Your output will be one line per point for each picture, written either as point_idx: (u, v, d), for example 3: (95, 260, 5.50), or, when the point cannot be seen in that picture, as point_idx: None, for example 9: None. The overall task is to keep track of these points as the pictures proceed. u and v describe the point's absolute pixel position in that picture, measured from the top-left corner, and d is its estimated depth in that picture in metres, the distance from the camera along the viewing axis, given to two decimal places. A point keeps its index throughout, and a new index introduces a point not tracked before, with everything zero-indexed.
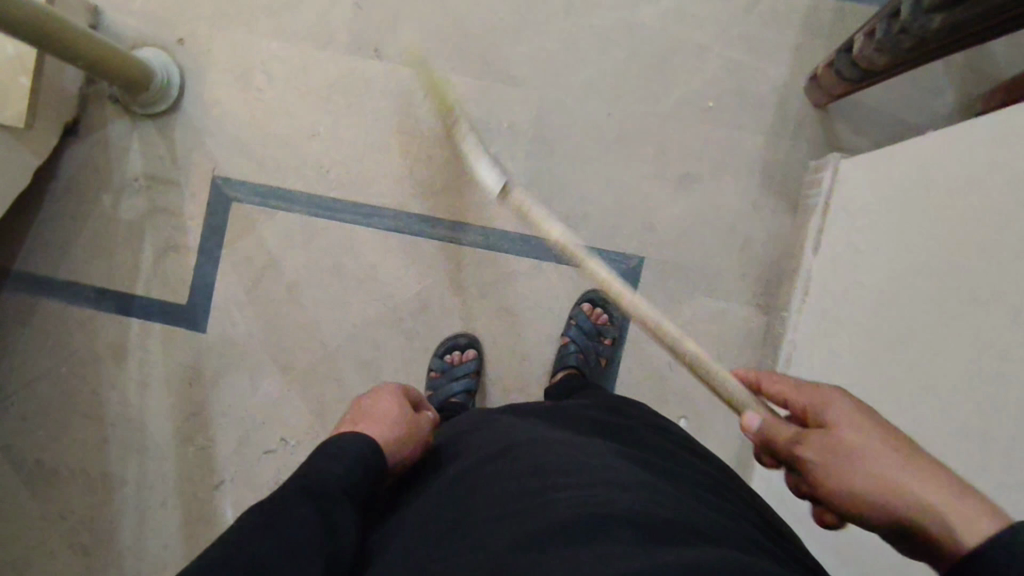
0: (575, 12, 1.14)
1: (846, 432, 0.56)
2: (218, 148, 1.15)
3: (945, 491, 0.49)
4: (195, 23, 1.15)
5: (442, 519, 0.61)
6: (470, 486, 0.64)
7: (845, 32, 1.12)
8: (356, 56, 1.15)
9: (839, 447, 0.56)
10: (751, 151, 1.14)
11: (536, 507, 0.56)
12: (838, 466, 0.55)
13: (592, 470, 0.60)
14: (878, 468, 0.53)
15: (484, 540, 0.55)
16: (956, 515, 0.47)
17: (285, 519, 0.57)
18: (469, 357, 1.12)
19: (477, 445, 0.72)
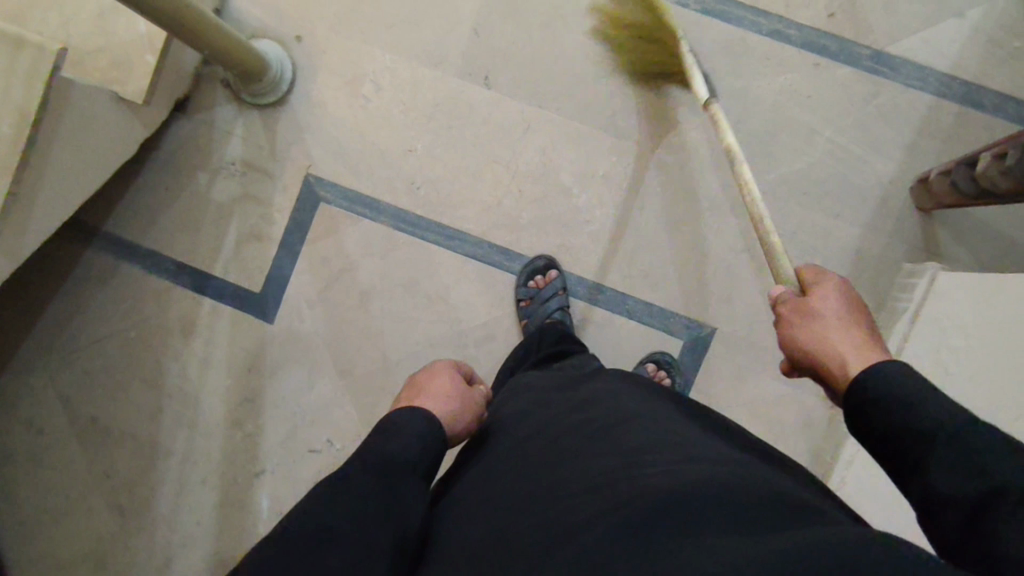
0: (689, 72, 1.14)
1: (822, 298, 0.66)
2: (316, 147, 1.17)
3: (865, 347, 0.60)
4: (314, 22, 1.17)
5: (521, 484, 0.59)
6: (546, 454, 0.61)
7: (963, 139, 1.10)
8: (465, 80, 1.16)
9: (813, 309, 0.66)
10: (842, 241, 1.12)
11: (625, 477, 0.53)
12: (803, 319, 0.66)
13: (684, 455, 0.56)
14: (831, 324, 0.63)
15: (566, 502, 0.53)
16: (856, 359, 0.59)
17: (347, 494, 0.56)
18: (552, 278, 1.12)
19: (557, 415, 0.68)
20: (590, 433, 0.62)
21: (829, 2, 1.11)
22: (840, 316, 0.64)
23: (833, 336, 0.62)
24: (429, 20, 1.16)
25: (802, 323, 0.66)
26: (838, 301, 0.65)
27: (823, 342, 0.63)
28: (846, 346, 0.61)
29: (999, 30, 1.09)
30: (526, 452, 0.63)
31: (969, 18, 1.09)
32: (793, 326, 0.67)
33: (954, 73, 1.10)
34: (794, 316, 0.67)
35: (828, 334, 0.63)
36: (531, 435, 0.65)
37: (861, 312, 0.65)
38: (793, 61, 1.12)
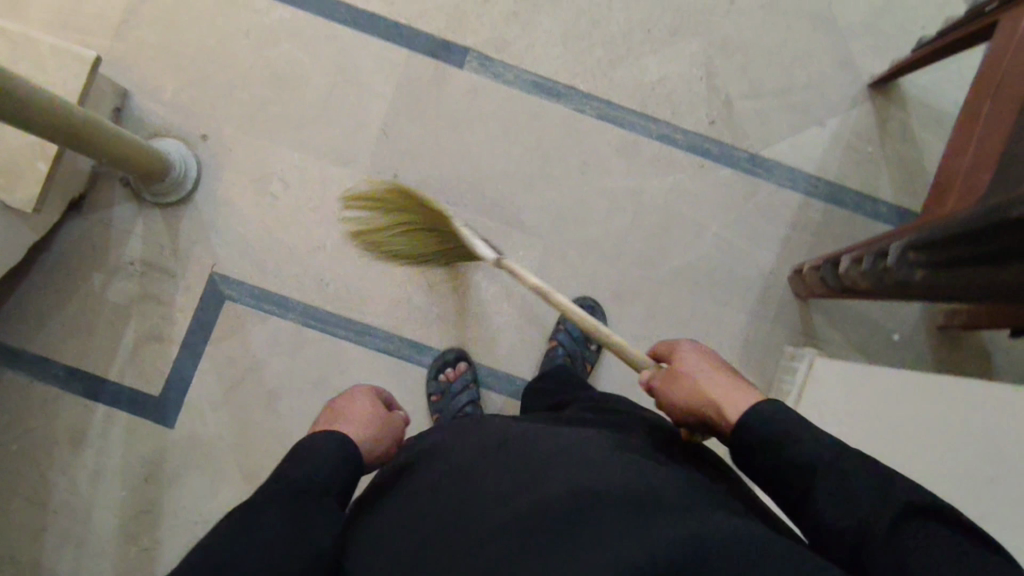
0: (588, 172, 1.21)
1: (678, 366, 0.74)
2: (221, 245, 1.15)
3: (735, 395, 0.66)
4: (221, 122, 1.17)
5: (444, 482, 0.65)
6: (464, 465, 0.66)
7: (830, 232, 1.22)
8: (375, 179, 1.19)
9: (673, 368, 0.74)
10: (733, 328, 1.21)
11: (525, 491, 0.59)
12: (670, 384, 0.73)
13: (582, 460, 0.62)
14: (693, 376, 0.71)
15: (479, 514, 0.59)
16: (732, 414, 0.65)
17: (259, 519, 0.59)
18: (462, 371, 1.14)
19: (469, 431, 0.71)
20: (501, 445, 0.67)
21: (709, 110, 1.22)
22: (696, 370, 0.72)
23: (697, 385, 0.70)
24: (337, 120, 1.18)
25: (672, 394, 0.73)
26: (690, 361, 0.73)
27: (703, 405, 0.68)
28: (713, 390, 0.68)
29: (854, 137, 1.23)
30: (444, 467, 0.66)
31: (829, 126, 1.23)
32: (671, 402, 0.73)
33: (818, 174, 1.23)
34: (664, 392, 0.74)
35: (694, 390, 0.70)
36: (450, 451, 0.69)
37: (711, 358, 0.73)
38: (681, 163, 1.22)
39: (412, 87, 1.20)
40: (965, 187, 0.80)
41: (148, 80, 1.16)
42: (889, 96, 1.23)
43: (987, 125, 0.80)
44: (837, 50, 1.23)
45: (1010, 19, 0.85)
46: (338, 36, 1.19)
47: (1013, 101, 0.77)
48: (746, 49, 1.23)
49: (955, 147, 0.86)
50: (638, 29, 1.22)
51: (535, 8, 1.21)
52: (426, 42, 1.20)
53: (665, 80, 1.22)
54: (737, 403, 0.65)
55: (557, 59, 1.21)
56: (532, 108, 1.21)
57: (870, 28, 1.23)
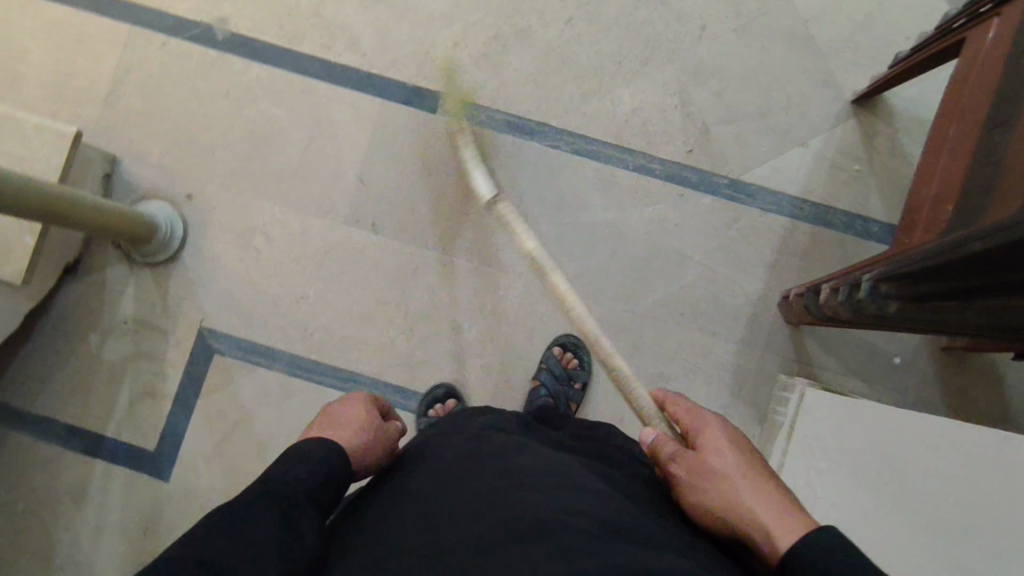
0: (566, 208, 1.21)
1: (712, 456, 0.71)
2: (208, 300, 1.19)
3: (780, 511, 0.63)
4: (204, 181, 1.21)
5: (422, 497, 0.67)
6: (440, 485, 0.68)
7: (820, 254, 1.18)
8: (353, 227, 1.20)
9: (715, 474, 0.69)
10: (723, 359, 1.18)
11: (507, 501, 0.61)
12: (700, 472, 0.70)
13: (561, 482, 0.64)
14: (739, 492, 0.66)
15: (461, 521, 0.60)
16: (777, 529, 0.61)
17: (243, 521, 0.58)
18: (451, 405, 1.14)
19: (448, 452, 0.74)
20: (483, 463, 0.69)
21: (685, 138, 1.21)
22: (736, 470, 0.69)
23: (744, 502, 0.65)
24: (316, 172, 1.21)
25: (701, 483, 0.69)
26: (728, 456, 0.71)
27: (741, 510, 0.65)
28: (763, 512, 0.64)
29: (839, 155, 1.19)
30: (425, 485, 0.69)
31: (812, 146, 1.20)
32: (698, 491, 0.69)
33: (804, 197, 1.19)
34: (693, 478, 0.70)
35: (730, 489, 0.67)
36: (431, 473, 0.71)
37: (749, 460, 0.71)
38: (660, 193, 1.20)
39: (387, 134, 1.21)
40: (929, 219, 0.77)
41: (135, 145, 1.21)
42: (874, 111, 1.19)
43: (952, 152, 0.77)
44: (815, 68, 1.20)
45: (976, 38, 0.82)
46: (312, 90, 1.22)
47: (974, 128, 0.74)
48: (721, 73, 1.21)
49: (923, 173, 0.83)
50: (609, 62, 1.22)
51: (504, 48, 1.22)
52: (398, 90, 1.22)
53: (639, 111, 1.21)
54: (791, 532, 0.60)
55: (529, 97, 1.22)
56: (506, 148, 1.21)
57: (848, 44, 1.20)
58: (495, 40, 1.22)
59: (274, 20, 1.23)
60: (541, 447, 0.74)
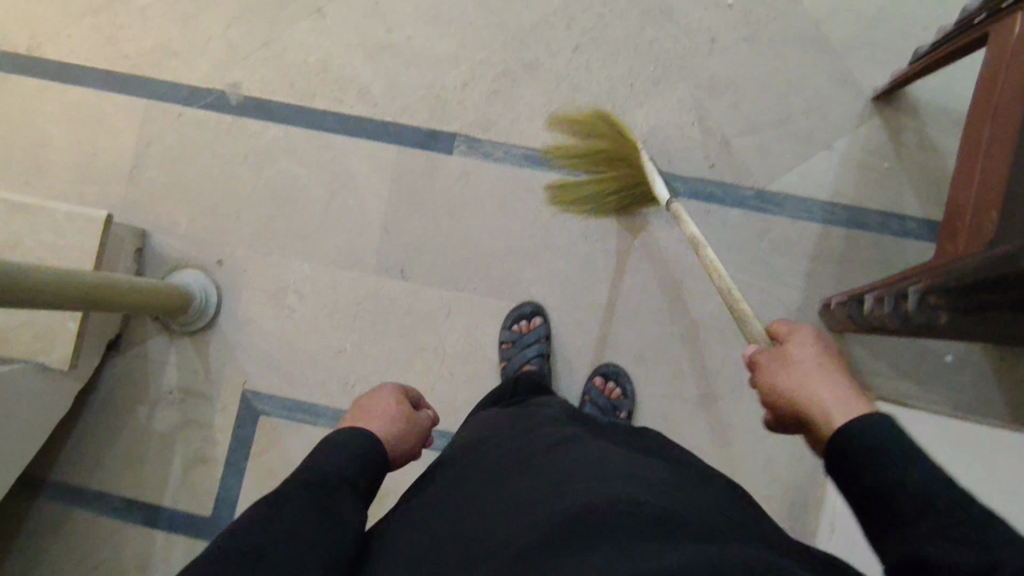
0: (592, 235, 1.20)
1: (796, 350, 0.69)
2: (248, 362, 1.20)
3: (845, 397, 0.62)
4: (233, 245, 1.22)
5: (472, 500, 0.67)
6: (488, 492, 0.67)
7: (856, 256, 1.16)
8: (383, 276, 1.21)
9: (791, 359, 0.69)
10: None
11: (553, 501, 0.60)
12: (780, 365, 0.69)
13: (610, 478, 0.62)
14: (809, 376, 0.66)
15: (504, 525, 0.61)
16: (837, 410, 0.60)
17: (284, 512, 0.60)
18: (535, 325, 1.17)
19: (492, 455, 0.74)
20: (530, 468, 0.68)
21: (706, 153, 1.19)
22: (815, 361, 0.67)
23: (811, 386, 0.65)
24: (342, 226, 1.22)
25: (780, 371, 0.69)
26: (811, 350, 0.69)
27: (806, 393, 0.64)
28: (828, 395, 0.63)
29: (866, 154, 1.17)
30: (468, 492, 0.68)
31: (837, 148, 1.17)
32: (776, 379, 0.69)
33: (834, 200, 1.17)
34: (772, 368, 0.70)
35: (804, 378, 0.66)
36: (478, 476, 0.71)
37: (832, 359, 0.69)
38: (686, 211, 1.19)
39: (406, 181, 1.22)
40: (972, 228, 0.75)
41: (162, 218, 1.23)
42: (898, 106, 1.16)
43: (990, 154, 0.74)
44: (832, 69, 1.18)
45: (999, 32, 0.79)
46: (329, 144, 1.23)
47: (1009, 130, 0.72)
48: (735, 83, 1.20)
49: (960, 176, 0.80)
50: (621, 84, 1.21)
51: (514, 83, 1.22)
52: (413, 135, 1.22)
53: (657, 130, 1.20)
54: (849, 414, 0.59)
55: (544, 129, 1.21)
56: (526, 181, 1.21)
57: (863, 41, 1.17)
58: (504, 76, 1.22)
59: (285, 79, 1.24)
60: (587, 440, 0.73)
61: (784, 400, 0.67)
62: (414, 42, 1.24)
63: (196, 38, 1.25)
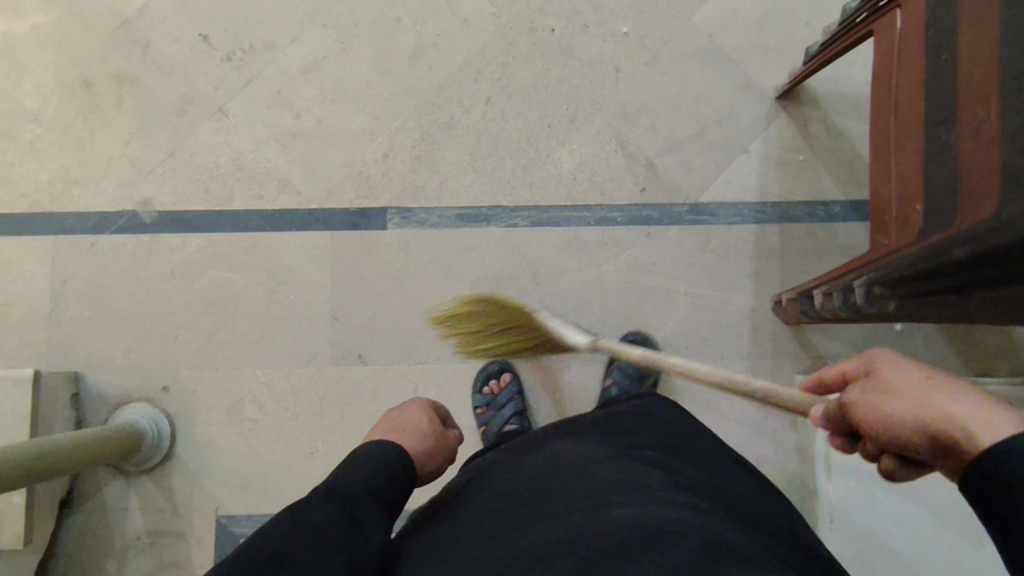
0: (542, 280, 1.19)
1: (887, 368, 0.55)
2: (217, 486, 1.13)
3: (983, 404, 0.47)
4: (177, 368, 1.15)
5: (504, 521, 0.65)
6: (519, 514, 0.65)
7: (796, 248, 1.20)
8: (341, 366, 1.17)
9: (886, 384, 0.53)
10: (738, 376, 1.18)
11: (595, 516, 0.60)
12: (877, 391, 0.54)
13: (645, 494, 0.62)
14: (920, 396, 0.51)
15: (549, 530, 0.60)
16: (988, 423, 0.46)
17: (311, 521, 0.62)
18: (507, 382, 1.16)
19: (521, 468, 0.73)
20: (562, 485, 0.67)
21: (634, 178, 1.21)
22: (919, 373, 0.53)
23: (930, 408, 0.50)
24: (288, 324, 1.17)
25: (880, 397, 0.53)
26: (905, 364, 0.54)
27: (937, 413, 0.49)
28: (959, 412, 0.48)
29: (782, 151, 1.21)
30: (499, 512, 0.67)
31: (754, 150, 1.22)
32: (880, 408, 0.53)
33: (762, 200, 1.21)
34: (868, 397, 0.54)
35: (920, 394, 0.51)
36: (510, 484, 0.70)
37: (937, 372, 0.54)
38: (628, 238, 1.20)
39: (345, 264, 1.18)
40: (901, 218, 0.78)
41: (94, 355, 1.15)
42: (800, 100, 1.22)
43: (902, 149, 0.78)
44: (733, 77, 1.23)
45: (884, 29, 0.84)
46: (257, 244, 1.18)
47: (915, 125, 0.75)
48: (647, 106, 1.22)
49: (877, 169, 0.84)
50: (538, 127, 1.22)
51: (434, 145, 1.21)
52: (343, 216, 1.19)
53: (583, 166, 1.21)
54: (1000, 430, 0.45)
55: (473, 185, 1.21)
56: (466, 240, 1.19)
57: (755, 45, 1.23)
58: (423, 140, 1.21)
59: (198, 186, 1.19)
60: (616, 450, 0.73)
61: (903, 436, 0.51)
62: (325, 124, 1.21)
63: (95, 161, 1.19)
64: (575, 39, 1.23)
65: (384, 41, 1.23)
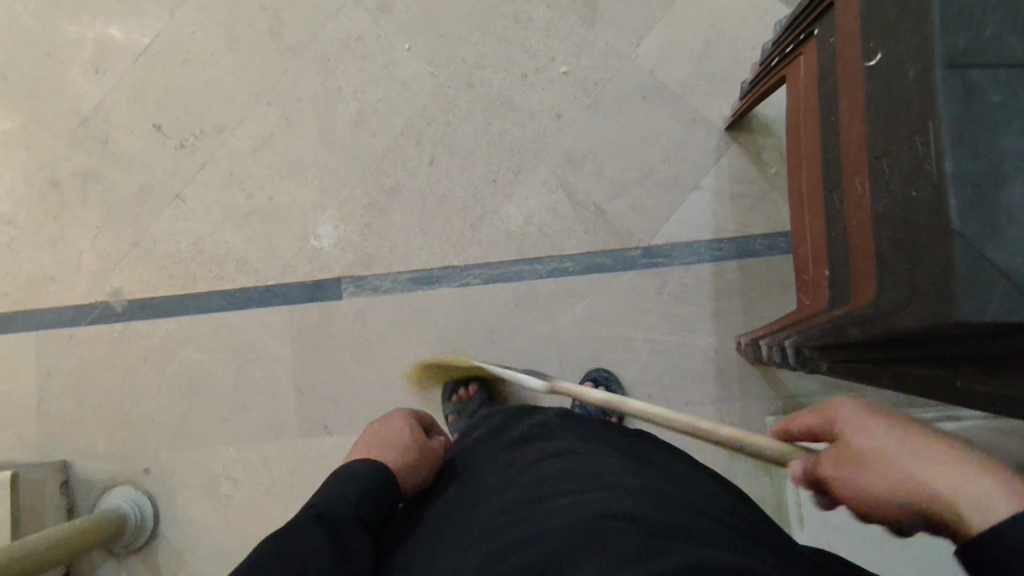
0: (499, 337, 1.19)
1: (851, 432, 0.47)
2: (201, 562, 1.18)
3: (969, 474, 0.40)
4: (156, 450, 1.21)
5: (465, 517, 0.68)
6: (472, 512, 0.68)
7: (758, 284, 1.16)
8: (309, 437, 1.19)
9: (859, 454, 0.46)
10: (705, 422, 1.16)
11: (550, 506, 0.62)
12: (852, 472, 0.47)
13: (597, 482, 0.65)
14: (907, 466, 0.43)
15: (492, 533, 0.63)
16: (975, 503, 0.38)
17: (295, 539, 0.60)
18: (474, 390, 1.18)
19: None
20: (509, 484, 0.70)
21: (584, 226, 1.19)
22: (887, 437, 0.45)
23: (914, 477, 0.42)
24: (256, 401, 1.21)
25: (852, 474, 0.46)
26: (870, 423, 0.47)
27: (924, 492, 0.42)
28: (942, 483, 0.41)
29: (735, 183, 1.17)
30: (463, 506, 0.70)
31: (707, 186, 1.18)
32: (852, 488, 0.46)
33: (719, 237, 1.17)
34: (840, 473, 0.47)
35: (897, 470, 0.43)
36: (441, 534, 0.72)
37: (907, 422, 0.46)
38: (583, 288, 1.18)
39: (305, 337, 1.21)
40: (816, 279, 0.76)
41: (80, 443, 1.22)
42: (751, 129, 1.17)
43: (810, 207, 0.75)
44: (679, 112, 1.19)
45: (793, 74, 0.80)
46: (220, 325, 1.22)
47: (816, 185, 0.73)
48: (592, 151, 1.20)
49: (796, 222, 0.81)
50: (483, 184, 1.21)
51: (382, 212, 1.22)
52: (300, 290, 1.22)
53: (532, 218, 1.20)
54: (997, 510, 0.37)
55: (423, 247, 1.21)
56: (420, 305, 1.20)
57: (699, 78, 1.19)
58: (371, 208, 1.22)
59: (162, 273, 1.24)
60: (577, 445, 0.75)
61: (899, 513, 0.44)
62: (276, 200, 1.24)
63: (67, 258, 1.25)
64: (514, 90, 1.22)
65: (326, 112, 1.24)
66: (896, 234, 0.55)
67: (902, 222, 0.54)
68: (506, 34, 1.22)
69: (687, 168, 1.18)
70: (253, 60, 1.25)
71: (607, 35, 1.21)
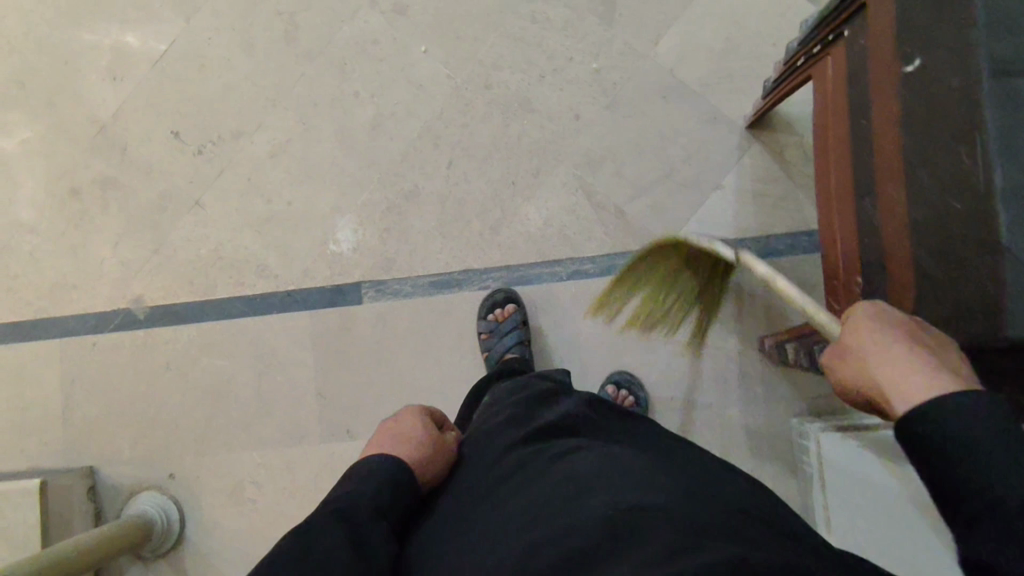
0: None
1: (848, 334, 0.55)
2: (226, 566, 1.19)
3: (918, 373, 0.47)
4: (181, 456, 1.22)
5: (484, 507, 0.67)
6: (493, 504, 0.66)
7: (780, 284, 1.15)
8: (331, 442, 1.20)
9: (849, 352, 0.54)
10: (727, 423, 1.15)
11: (575, 504, 0.60)
12: (848, 370, 0.54)
13: (622, 478, 0.63)
14: (875, 365, 0.50)
15: (513, 527, 0.61)
16: (905, 397, 0.47)
17: (319, 539, 0.58)
18: (510, 311, 1.15)
19: None
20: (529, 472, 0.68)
21: (604, 227, 1.18)
22: (871, 339, 0.52)
23: (878, 373, 0.50)
24: (278, 406, 1.21)
25: (848, 371, 0.54)
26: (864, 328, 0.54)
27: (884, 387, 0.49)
28: (891, 378, 0.49)
29: (758, 182, 1.16)
30: (485, 495, 0.68)
31: (728, 185, 1.17)
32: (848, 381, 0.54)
33: (741, 236, 1.16)
34: (841, 368, 0.55)
35: (869, 368, 0.51)
36: None
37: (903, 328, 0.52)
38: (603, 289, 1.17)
39: (326, 342, 1.21)
40: (846, 281, 0.74)
41: (105, 449, 1.23)
42: (773, 127, 1.16)
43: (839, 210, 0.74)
44: (700, 110, 1.18)
45: (820, 72, 0.79)
46: (241, 330, 1.22)
47: (846, 188, 0.72)
48: (612, 151, 1.19)
49: (824, 224, 0.80)
50: (502, 186, 1.20)
51: (401, 215, 1.22)
52: (320, 295, 1.22)
53: (552, 220, 1.19)
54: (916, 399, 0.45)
55: (442, 251, 1.21)
56: (440, 308, 1.20)
57: (720, 75, 1.17)
58: (390, 212, 1.22)
59: (183, 280, 1.24)
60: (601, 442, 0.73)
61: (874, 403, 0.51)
62: (295, 205, 1.24)
63: (88, 265, 1.26)
64: (532, 90, 1.20)
65: (343, 115, 1.23)
66: (936, 243, 0.54)
67: (942, 230, 0.53)
68: (524, 33, 1.21)
69: (708, 167, 1.17)
70: (270, 64, 1.25)
71: (626, 33, 1.19)
